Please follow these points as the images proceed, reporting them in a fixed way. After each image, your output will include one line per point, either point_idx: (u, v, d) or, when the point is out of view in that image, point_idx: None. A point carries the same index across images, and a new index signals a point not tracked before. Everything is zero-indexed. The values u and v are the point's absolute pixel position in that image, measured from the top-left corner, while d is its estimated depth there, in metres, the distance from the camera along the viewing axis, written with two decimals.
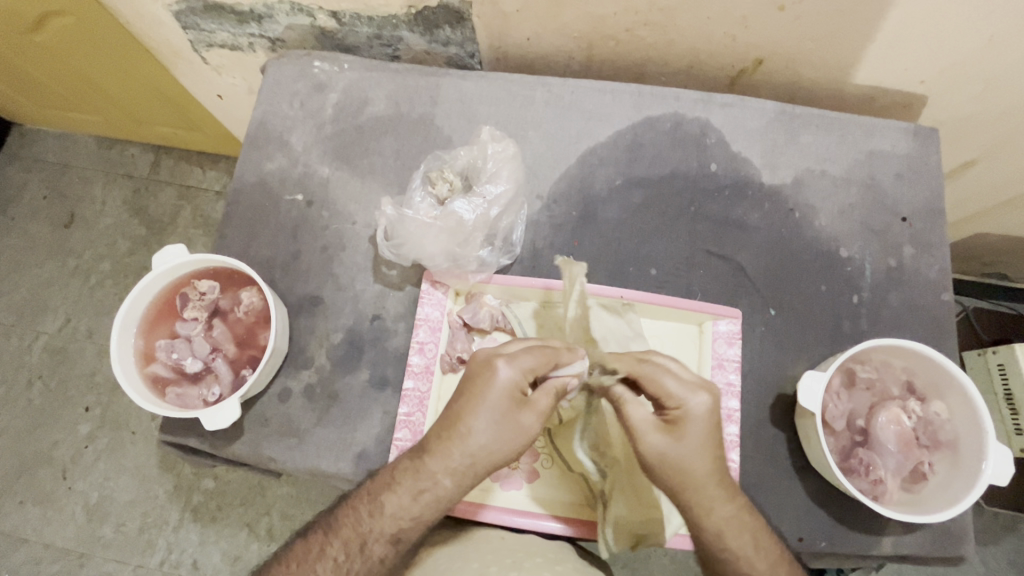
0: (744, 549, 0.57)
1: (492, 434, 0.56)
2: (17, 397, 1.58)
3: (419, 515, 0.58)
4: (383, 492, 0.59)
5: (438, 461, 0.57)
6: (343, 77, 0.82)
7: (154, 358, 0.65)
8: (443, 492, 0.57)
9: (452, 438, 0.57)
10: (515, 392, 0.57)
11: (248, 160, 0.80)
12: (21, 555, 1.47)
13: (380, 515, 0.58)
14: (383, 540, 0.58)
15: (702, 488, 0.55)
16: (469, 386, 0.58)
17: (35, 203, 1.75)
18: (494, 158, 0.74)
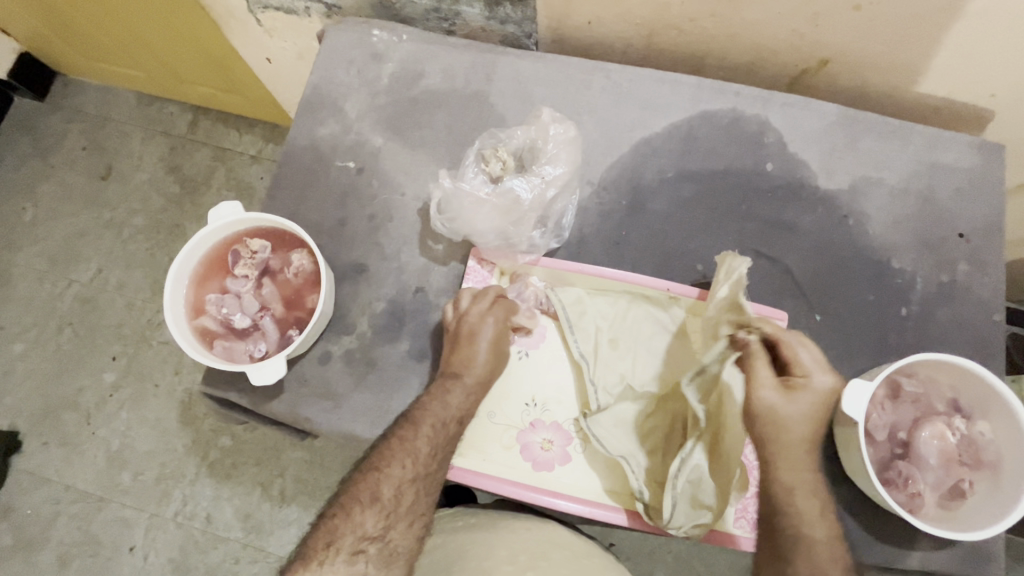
0: (820, 508, 0.56)
1: (490, 361, 0.65)
2: (46, 341, 1.62)
3: (466, 399, 0.63)
4: (436, 387, 0.63)
5: (461, 367, 0.64)
6: (400, 47, 0.82)
7: (204, 311, 0.67)
8: (473, 391, 0.63)
9: (459, 364, 0.64)
10: (494, 340, 0.65)
11: (300, 123, 0.79)
12: (43, 493, 1.52)
13: (446, 403, 0.62)
14: (449, 420, 0.61)
15: (791, 448, 0.56)
16: (465, 341, 0.64)
17: (74, 153, 1.77)
18: (556, 142, 0.72)
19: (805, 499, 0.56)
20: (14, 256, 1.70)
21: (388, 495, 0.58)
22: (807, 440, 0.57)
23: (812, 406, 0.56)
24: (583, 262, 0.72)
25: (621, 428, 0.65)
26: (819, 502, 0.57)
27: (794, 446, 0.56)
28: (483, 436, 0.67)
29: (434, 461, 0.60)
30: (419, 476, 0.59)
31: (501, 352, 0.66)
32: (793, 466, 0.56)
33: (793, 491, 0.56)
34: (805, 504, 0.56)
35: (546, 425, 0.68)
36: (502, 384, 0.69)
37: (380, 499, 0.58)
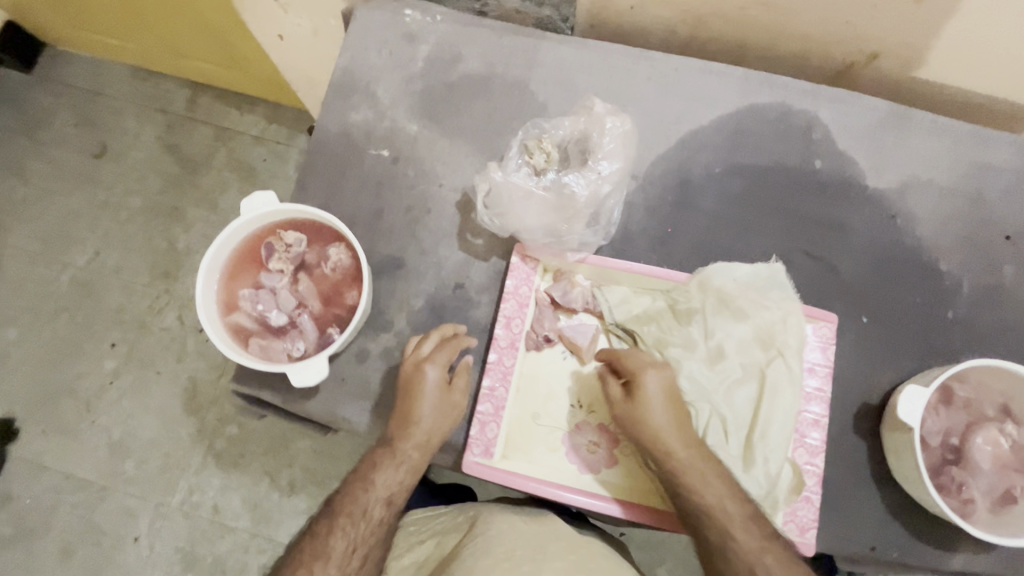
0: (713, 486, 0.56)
1: (437, 416, 0.63)
2: (41, 326, 1.57)
3: (399, 481, 0.63)
4: (367, 468, 0.63)
5: (397, 438, 0.63)
6: (434, 29, 0.78)
7: (236, 307, 0.63)
8: (414, 463, 0.63)
9: (405, 423, 0.62)
10: (442, 389, 0.63)
11: (330, 108, 0.75)
12: (42, 482, 1.48)
13: (375, 487, 0.62)
14: (378, 502, 0.62)
15: (664, 441, 0.58)
16: (408, 388, 0.63)
17: (65, 129, 1.69)
18: (613, 134, 0.69)
19: (699, 480, 0.57)
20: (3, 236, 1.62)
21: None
22: (675, 427, 0.58)
23: (659, 404, 0.59)
24: (628, 259, 0.71)
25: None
26: (720, 482, 0.57)
27: (666, 438, 0.58)
28: (530, 438, 0.66)
29: (350, 562, 0.60)
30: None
31: (454, 397, 0.63)
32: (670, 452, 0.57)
33: (687, 477, 0.57)
34: (700, 484, 0.56)
35: (592, 427, 0.66)
36: (548, 386, 0.67)
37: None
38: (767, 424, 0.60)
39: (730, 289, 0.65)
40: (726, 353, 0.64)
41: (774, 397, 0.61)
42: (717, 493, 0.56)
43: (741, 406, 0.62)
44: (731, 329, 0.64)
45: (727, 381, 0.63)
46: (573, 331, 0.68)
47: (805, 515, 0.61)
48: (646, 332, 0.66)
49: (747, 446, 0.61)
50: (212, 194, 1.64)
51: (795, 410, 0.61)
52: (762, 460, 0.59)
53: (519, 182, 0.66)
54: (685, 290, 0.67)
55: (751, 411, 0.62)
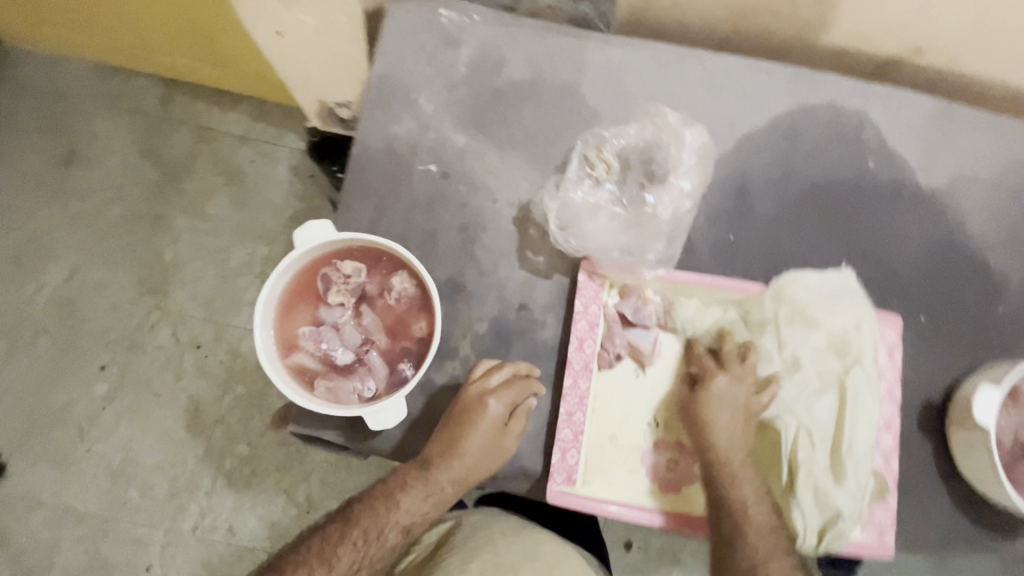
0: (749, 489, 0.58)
1: (484, 453, 0.61)
2: (21, 352, 1.46)
3: (425, 511, 0.60)
4: (397, 488, 0.60)
5: (439, 466, 0.60)
6: (474, 30, 0.73)
7: (297, 346, 0.59)
8: (446, 495, 0.61)
9: (450, 449, 0.60)
10: (498, 427, 0.61)
11: (370, 121, 0.70)
12: (39, 518, 1.39)
13: (397, 510, 0.59)
14: (396, 529, 0.59)
15: (717, 438, 0.60)
16: (464, 416, 0.61)
17: (27, 135, 1.55)
18: (692, 151, 0.68)
19: (739, 481, 0.59)
20: None
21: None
22: (730, 428, 0.60)
23: (718, 402, 0.61)
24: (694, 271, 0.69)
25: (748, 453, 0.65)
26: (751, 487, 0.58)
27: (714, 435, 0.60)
28: (609, 461, 0.65)
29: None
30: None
31: (506, 436, 0.62)
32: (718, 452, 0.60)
33: (727, 476, 0.59)
34: (737, 484, 0.58)
35: (670, 445, 0.65)
36: (623, 406, 0.66)
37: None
38: (851, 440, 0.60)
39: (805, 300, 0.65)
40: (802, 364, 0.63)
41: (855, 410, 0.61)
42: (746, 491, 0.58)
43: (823, 417, 0.62)
44: (810, 338, 0.64)
45: (806, 394, 0.63)
46: (650, 349, 0.66)
47: (882, 518, 0.63)
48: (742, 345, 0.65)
49: (838, 460, 0.60)
50: (199, 201, 1.54)
51: (876, 422, 0.61)
52: (852, 475, 0.59)
53: (595, 199, 0.66)
54: (757, 301, 0.66)
55: (836, 425, 0.61)
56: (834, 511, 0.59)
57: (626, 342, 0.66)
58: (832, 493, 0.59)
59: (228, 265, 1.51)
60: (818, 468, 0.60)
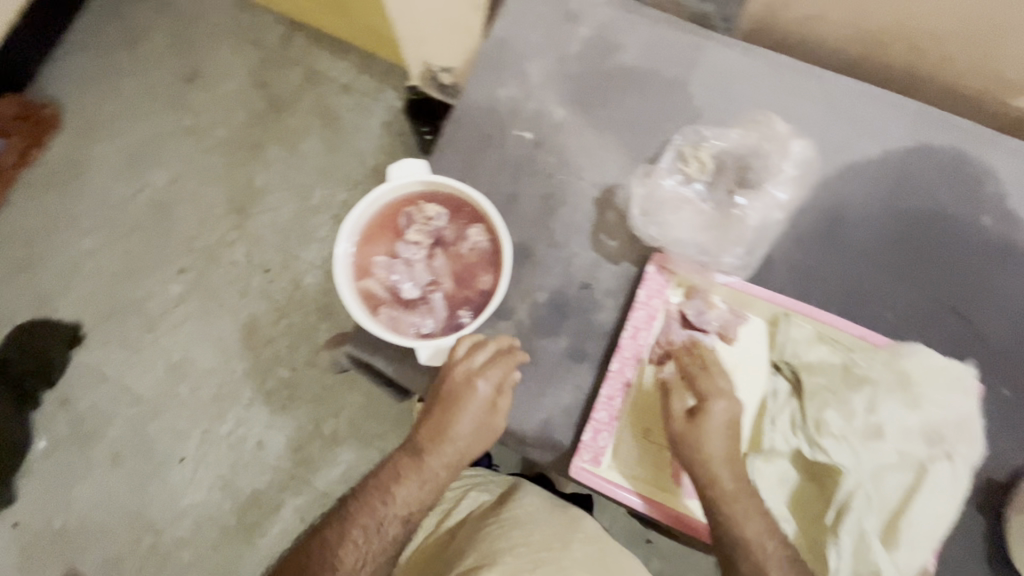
0: (763, 534, 0.56)
1: (475, 434, 0.61)
2: (115, 241, 1.59)
3: (421, 498, 0.63)
4: (390, 479, 0.64)
5: (431, 451, 0.62)
6: (595, 11, 0.74)
7: (372, 271, 0.62)
8: (440, 476, 0.63)
9: (441, 435, 0.61)
10: (487, 407, 0.61)
11: (478, 80, 0.73)
12: (100, 391, 1.52)
13: (392, 504, 0.63)
14: (394, 520, 0.63)
15: (721, 472, 0.57)
16: (453, 397, 0.60)
17: (161, 49, 1.69)
18: (795, 164, 0.69)
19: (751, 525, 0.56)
20: (91, 146, 1.64)
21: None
22: (733, 462, 0.57)
23: (722, 434, 0.57)
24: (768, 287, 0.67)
25: (780, 486, 0.63)
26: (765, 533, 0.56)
27: (723, 473, 0.57)
28: (637, 453, 0.64)
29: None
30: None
31: (496, 417, 0.62)
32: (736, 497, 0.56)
33: (737, 517, 0.56)
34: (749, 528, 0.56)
35: None
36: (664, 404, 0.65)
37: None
38: (913, 519, 0.59)
39: (914, 372, 0.62)
40: (885, 432, 0.61)
41: (929, 494, 0.59)
42: (759, 528, 0.56)
43: (889, 489, 0.61)
44: (905, 411, 0.61)
45: (880, 461, 0.61)
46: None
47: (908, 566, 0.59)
48: (813, 383, 0.63)
49: (891, 528, 0.59)
50: (295, 137, 1.64)
51: (947, 513, 0.59)
52: (905, 546, 0.58)
53: (684, 194, 0.69)
54: (869, 354, 0.64)
55: (899, 500, 0.60)
56: (872, 568, 0.58)
57: (681, 342, 0.65)
58: (881, 555, 0.58)
59: (309, 202, 1.61)
60: (870, 524, 0.59)
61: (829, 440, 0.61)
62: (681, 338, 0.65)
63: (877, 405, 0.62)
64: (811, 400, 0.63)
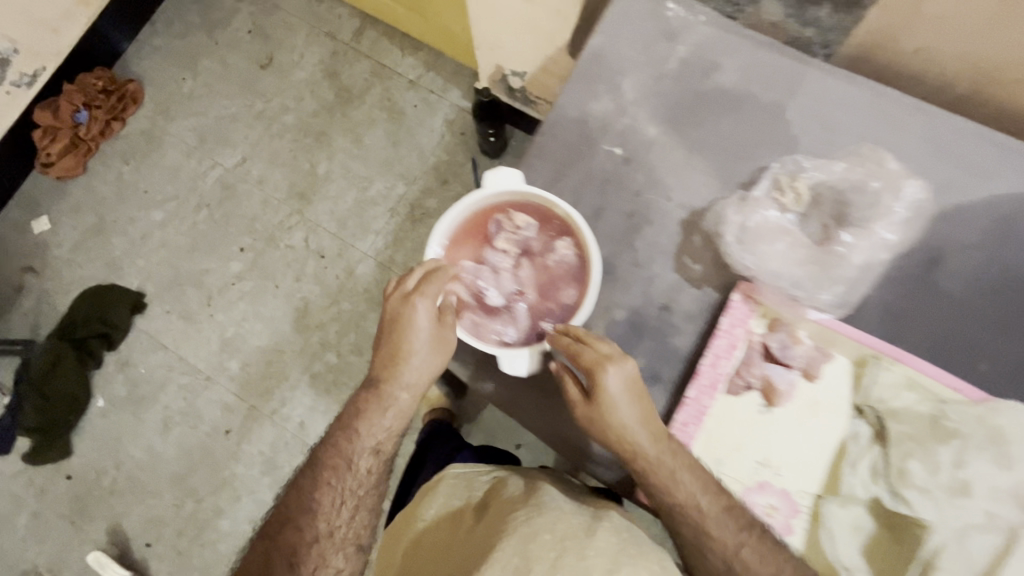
0: (699, 483, 0.59)
1: (430, 350, 0.62)
2: (183, 216, 1.65)
3: (388, 428, 0.67)
4: (353, 420, 0.67)
5: (388, 383, 0.64)
6: (695, 30, 0.73)
7: (459, 274, 0.63)
8: (402, 402, 0.65)
9: (395, 367, 0.63)
10: (434, 325, 0.61)
11: (572, 92, 0.72)
12: (157, 358, 1.58)
13: (357, 439, 0.67)
14: (364, 453, 0.68)
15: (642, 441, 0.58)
16: (396, 321, 0.62)
17: (239, 34, 1.74)
18: (907, 204, 0.67)
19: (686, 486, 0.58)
20: (166, 123, 1.70)
21: (284, 566, 0.64)
22: (644, 424, 0.58)
23: (628, 409, 0.58)
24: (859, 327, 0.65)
25: (855, 534, 0.61)
26: (698, 488, 0.59)
27: (640, 442, 0.58)
28: None
29: (338, 515, 0.67)
30: (322, 535, 0.66)
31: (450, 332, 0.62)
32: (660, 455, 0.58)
33: (662, 480, 0.59)
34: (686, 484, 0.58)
35: (774, 490, 0.63)
36: (737, 436, 0.64)
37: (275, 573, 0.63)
38: None
39: (1011, 433, 0.59)
40: (972, 491, 0.58)
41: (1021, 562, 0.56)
42: (689, 489, 0.58)
43: (976, 552, 0.57)
44: (995, 471, 0.58)
45: (964, 519, 0.58)
46: (785, 390, 0.64)
47: None
48: (896, 430, 0.61)
49: None
50: (359, 128, 1.68)
51: None
52: None
53: (783, 224, 0.67)
54: (960, 407, 0.60)
55: (988, 564, 0.57)
56: None
57: (763, 375, 0.64)
58: None
59: (368, 193, 1.64)
60: None
61: (911, 491, 0.59)
62: (764, 370, 0.64)
63: (965, 461, 0.59)
64: (889, 448, 0.61)
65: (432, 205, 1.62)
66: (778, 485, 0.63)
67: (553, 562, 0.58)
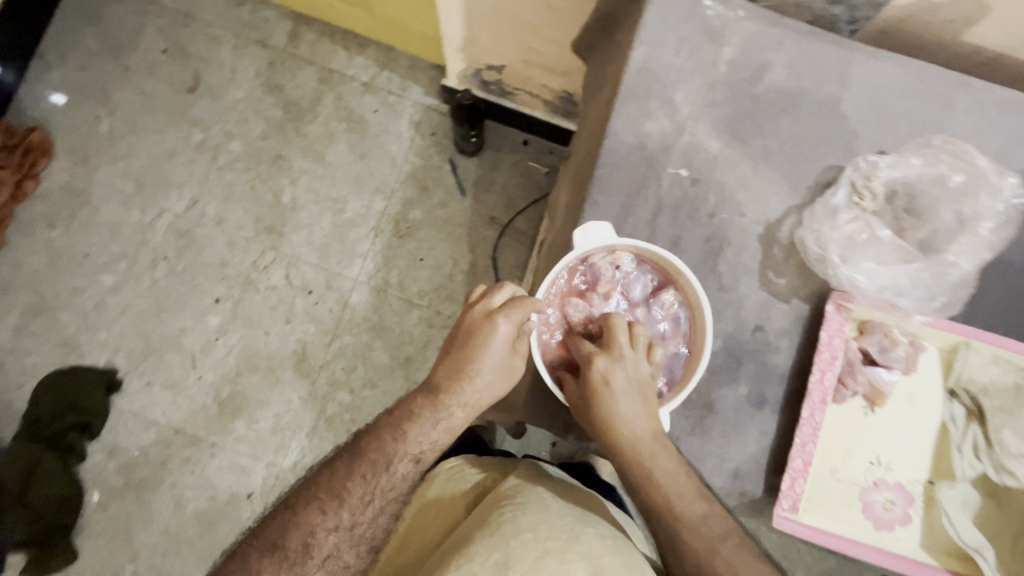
0: (694, 488, 0.59)
1: (497, 372, 0.60)
2: (139, 276, 1.41)
3: (434, 439, 0.62)
4: (403, 419, 0.62)
5: (448, 392, 0.61)
6: (738, 27, 0.68)
7: (568, 337, 0.63)
8: (455, 421, 0.62)
9: (462, 377, 0.60)
10: (509, 348, 0.60)
11: (626, 114, 0.67)
12: (148, 435, 1.35)
13: (403, 440, 0.62)
14: (405, 459, 0.62)
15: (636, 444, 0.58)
16: (471, 336, 0.60)
17: (153, 54, 1.48)
18: (1006, 204, 0.66)
19: (682, 490, 0.59)
20: (91, 173, 1.44)
21: (298, 545, 0.60)
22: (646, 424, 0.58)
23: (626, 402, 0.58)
24: (954, 321, 0.66)
25: (968, 511, 0.64)
26: (697, 497, 0.59)
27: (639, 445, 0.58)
28: (830, 493, 0.65)
29: (362, 511, 0.61)
30: (341, 527, 0.60)
31: (519, 358, 0.61)
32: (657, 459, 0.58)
33: (654, 482, 0.58)
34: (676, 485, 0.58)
35: (890, 485, 0.65)
36: (848, 441, 0.66)
37: (287, 549, 0.60)
38: None
39: None
40: None
41: None
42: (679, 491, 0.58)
43: None
44: None
45: None
46: (888, 391, 0.65)
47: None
48: (990, 405, 0.64)
49: None
50: (319, 145, 1.45)
51: None
52: None
53: (894, 241, 0.65)
54: None
55: None
56: None
57: (868, 383, 0.65)
58: None
59: (344, 215, 1.43)
60: None
61: (1014, 462, 0.62)
62: (869, 376, 0.65)
63: None
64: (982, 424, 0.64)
65: (418, 216, 1.42)
66: (890, 482, 0.65)
67: (535, 560, 0.59)
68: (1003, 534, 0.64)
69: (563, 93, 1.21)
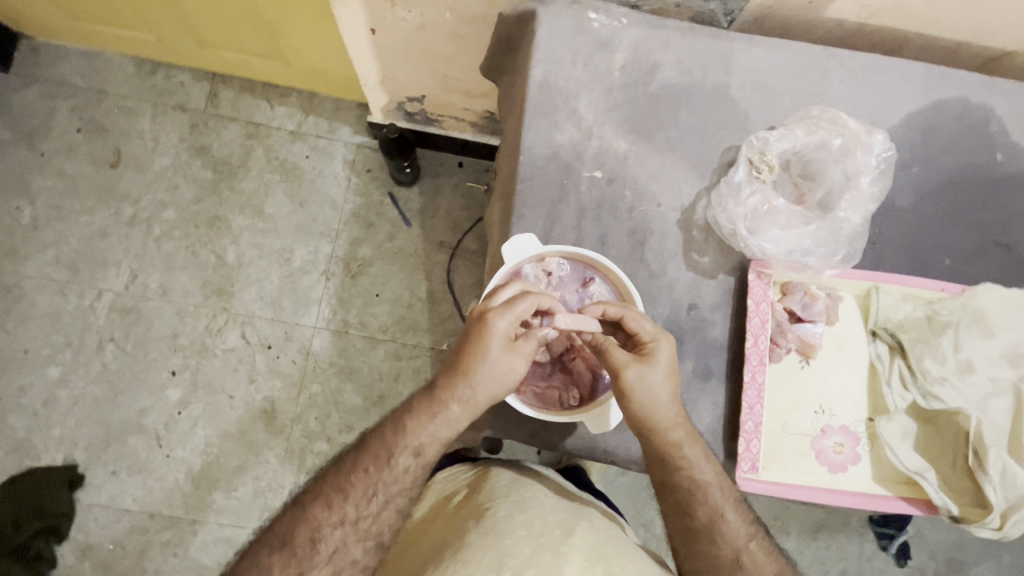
0: (723, 477, 0.62)
1: (494, 365, 0.60)
2: (87, 363, 1.36)
3: (433, 432, 0.61)
4: (404, 413, 0.63)
5: (446, 388, 0.61)
6: (625, 33, 0.73)
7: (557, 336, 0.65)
8: (453, 416, 0.61)
9: (465, 375, 0.60)
10: (507, 342, 0.60)
11: (536, 128, 0.71)
12: (123, 525, 1.30)
13: (404, 432, 0.61)
14: (406, 450, 0.61)
15: (673, 427, 0.61)
16: (469, 333, 0.60)
17: (68, 135, 1.44)
18: (879, 158, 0.72)
19: (712, 470, 0.62)
20: (20, 266, 1.39)
21: (305, 540, 0.59)
22: (677, 405, 0.61)
23: (665, 374, 0.60)
24: (858, 270, 0.72)
25: (908, 439, 0.70)
26: (720, 486, 0.62)
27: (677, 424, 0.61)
28: (783, 448, 0.69)
29: (367, 504, 0.60)
30: (346, 521, 0.60)
31: (517, 356, 0.60)
32: (695, 443, 0.62)
33: (698, 465, 0.62)
34: (709, 474, 0.62)
35: (836, 429, 0.70)
36: (792, 396, 0.70)
37: (294, 545, 0.59)
38: None
39: (990, 309, 0.69)
40: (974, 366, 0.69)
41: None
42: (711, 476, 0.62)
43: (997, 416, 0.68)
44: (984, 346, 0.69)
45: (979, 392, 0.68)
46: (819, 342, 0.71)
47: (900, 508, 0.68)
48: (907, 339, 0.70)
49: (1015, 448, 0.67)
50: (256, 199, 1.44)
51: None
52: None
53: (792, 208, 0.71)
54: (946, 303, 0.70)
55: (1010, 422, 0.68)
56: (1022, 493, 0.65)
57: (800, 339, 0.70)
58: None
59: (292, 265, 1.42)
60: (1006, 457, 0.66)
61: (937, 386, 0.68)
62: (798, 332, 0.70)
63: (963, 347, 0.69)
64: (905, 356, 0.70)
65: (367, 253, 1.43)
66: (837, 427, 0.70)
67: (529, 554, 0.60)
68: (942, 455, 0.69)
69: (486, 113, 1.25)
